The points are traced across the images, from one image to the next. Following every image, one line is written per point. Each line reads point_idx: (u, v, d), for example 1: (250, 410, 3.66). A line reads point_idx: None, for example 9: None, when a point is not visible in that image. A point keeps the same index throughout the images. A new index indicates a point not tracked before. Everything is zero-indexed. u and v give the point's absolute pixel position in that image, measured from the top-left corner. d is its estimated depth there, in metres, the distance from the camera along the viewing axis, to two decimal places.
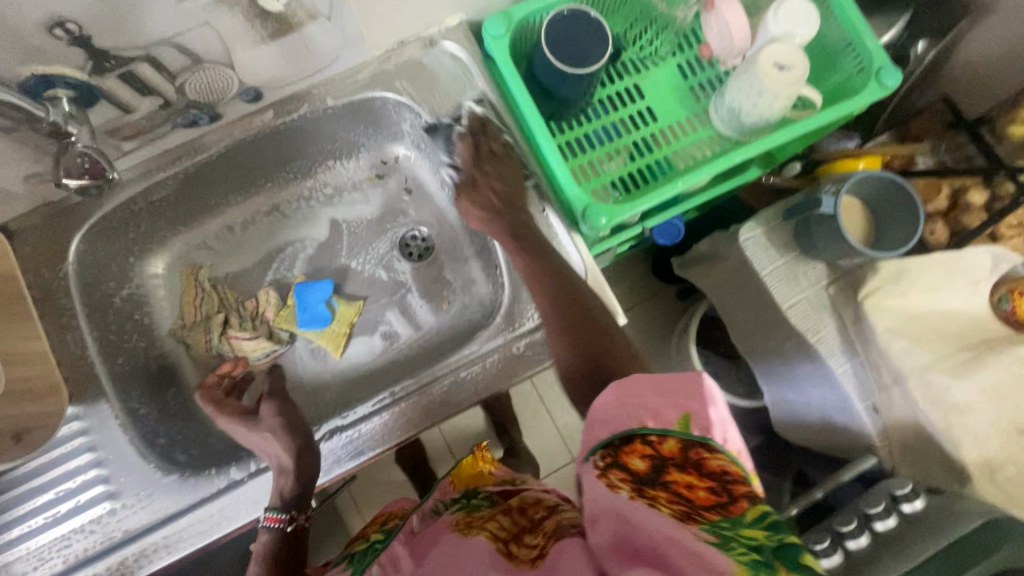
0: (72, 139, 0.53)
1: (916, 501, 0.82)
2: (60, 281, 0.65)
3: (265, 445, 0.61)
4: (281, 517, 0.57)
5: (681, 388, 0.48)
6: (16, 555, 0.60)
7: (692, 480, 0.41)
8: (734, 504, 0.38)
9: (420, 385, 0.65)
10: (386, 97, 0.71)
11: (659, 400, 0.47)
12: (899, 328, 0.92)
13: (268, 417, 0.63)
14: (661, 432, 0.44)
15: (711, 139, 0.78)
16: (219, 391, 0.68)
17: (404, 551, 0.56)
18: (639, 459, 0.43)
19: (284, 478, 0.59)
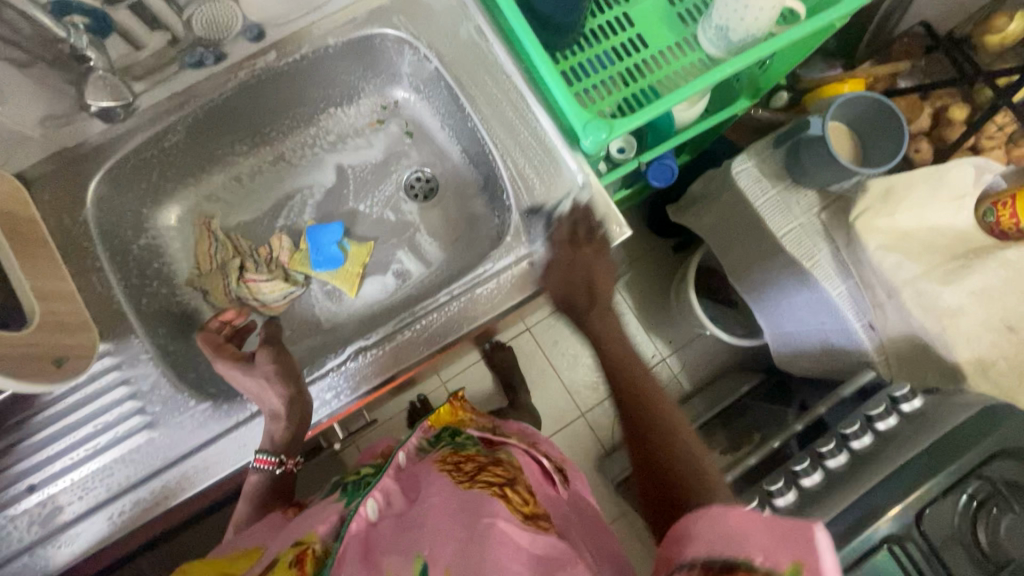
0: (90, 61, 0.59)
1: (916, 400, 0.82)
2: (80, 225, 0.67)
3: (264, 382, 0.62)
4: (272, 459, 0.60)
5: (791, 533, 0.38)
6: (60, 487, 0.62)
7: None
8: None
9: (438, 304, 0.68)
10: (386, 34, 0.73)
11: (767, 539, 0.38)
12: (889, 245, 0.95)
13: (263, 362, 0.64)
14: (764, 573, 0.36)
15: (700, 63, 0.81)
16: (219, 335, 0.68)
17: (396, 488, 0.58)
18: None
19: (279, 422, 0.62)
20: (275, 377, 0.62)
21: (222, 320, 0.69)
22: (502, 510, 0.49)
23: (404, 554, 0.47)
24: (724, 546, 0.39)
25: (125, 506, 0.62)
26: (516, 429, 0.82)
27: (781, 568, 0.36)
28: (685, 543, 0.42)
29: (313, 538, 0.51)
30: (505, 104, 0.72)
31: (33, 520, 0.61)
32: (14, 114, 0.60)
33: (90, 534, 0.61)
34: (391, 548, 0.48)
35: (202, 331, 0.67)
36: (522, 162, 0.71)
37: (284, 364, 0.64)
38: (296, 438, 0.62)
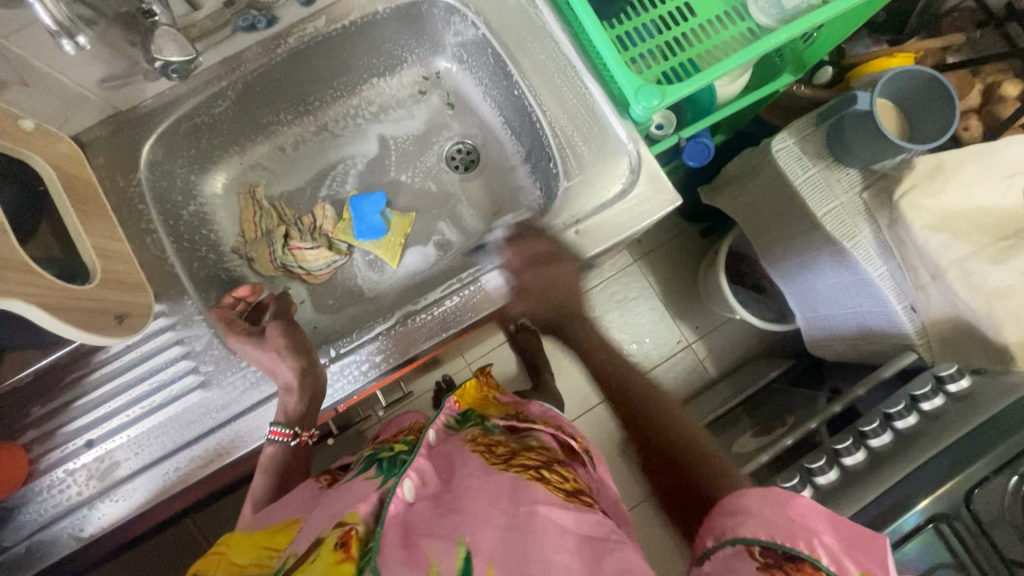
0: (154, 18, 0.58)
1: (963, 381, 0.77)
2: (134, 188, 0.67)
3: (276, 355, 0.62)
4: (287, 432, 0.60)
5: (861, 544, 0.43)
6: (117, 443, 0.63)
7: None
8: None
9: (485, 271, 0.68)
10: (434, 2, 0.72)
11: (833, 539, 0.43)
12: (936, 224, 0.92)
13: (274, 335, 0.64)
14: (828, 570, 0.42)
15: (749, 33, 0.79)
16: (233, 312, 0.68)
17: (429, 466, 0.55)
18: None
19: (290, 397, 0.62)
20: (287, 349, 0.62)
21: (235, 296, 0.70)
22: (541, 495, 0.50)
23: (449, 536, 0.44)
24: (790, 530, 0.44)
25: (179, 464, 0.63)
26: (542, 410, 0.80)
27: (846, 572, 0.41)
28: (744, 517, 0.47)
29: (355, 518, 0.45)
30: (554, 71, 0.71)
31: (91, 475, 0.63)
32: (77, 74, 0.61)
33: (146, 489, 0.63)
34: (433, 530, 0.45)
35: (215, 310, 0.67)
36: (569, 131, 0.70)
37: (294, 337, 0.65)
38: (307, 414, 0.62)
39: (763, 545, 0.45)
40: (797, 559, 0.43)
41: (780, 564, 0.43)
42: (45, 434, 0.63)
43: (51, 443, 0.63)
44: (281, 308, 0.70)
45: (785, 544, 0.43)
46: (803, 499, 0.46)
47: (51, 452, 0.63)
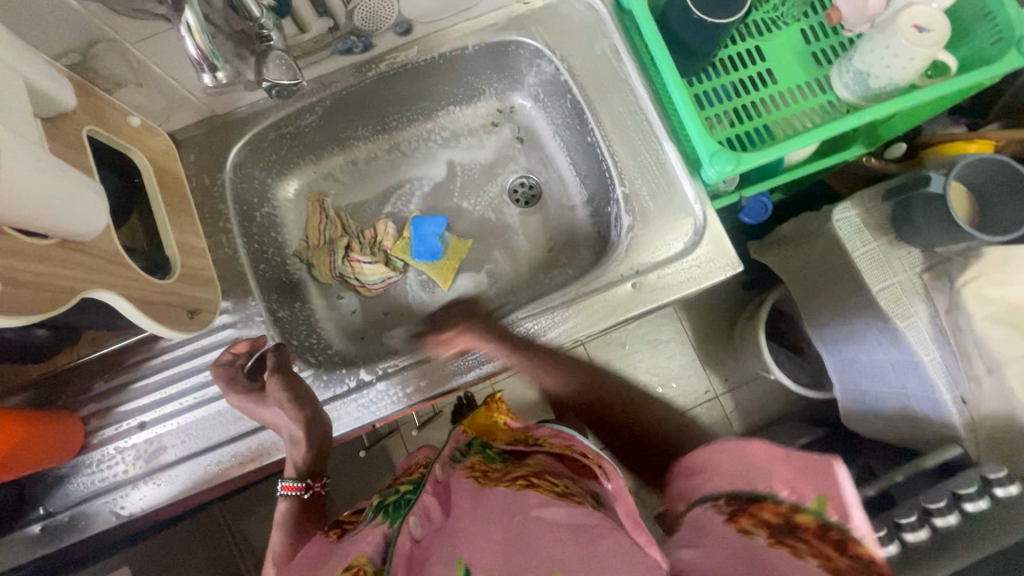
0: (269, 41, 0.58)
1: (1012, 486, 0.72)
2: (218, 187, 0.71)
3: (280, 411, 0.61)
4: (298, 485, 0.62)
5: (811, 470, 0.48)
6: (166, 429, 0.66)
7: (816, 547, 0.44)
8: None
9: (531, 314, 0.69)
10: (522, 43, 0.75)
11: (788, 470, 0.49)
12: (997, 316, 0.90)
13: (274, 390, 0.62)
14: (793, 503, 0.46)
15: (828, 104, 0.79)
16: (233, 368, 0.64)
17: (435, 502, 0.55)
18: (768, 513, 0.46)
19: (298, 448, 0.62)
20: (290, 402, 0.61)
21: (234, 352, 0.65)
22: None
23: (449, 556, 0.47)
24: (758, 477, 0.49)
25: (221, 458, 0.66)
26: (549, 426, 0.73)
27: (807, 499, 0.46)
28: (719, 485, 0.51)
29: (361, 560, 0.49)
30: (630, 124, 0.72)
31: (138, 456, 0.66)
32: (187, 80, 0.65)
33: (185, 478, 0.65)
34: (436, 557, 0.47)
35: (214, 364, 0.63)
36: (639, 183, 0.71)
37: (296, 388, 0.63)
38: (316, 463, 0.64)
39: (733, 501, 0.49)
40: (759, 499, 0.48)
41: (746, 512, 0.48)
42: (102, 411, 0.66)
43: (107, 420, 0.66)
44: (282, 361, 0.65)
45: (751, 490, 0.48)
46: (759, 444, 0.51)
47: (105, 428, 0.66)
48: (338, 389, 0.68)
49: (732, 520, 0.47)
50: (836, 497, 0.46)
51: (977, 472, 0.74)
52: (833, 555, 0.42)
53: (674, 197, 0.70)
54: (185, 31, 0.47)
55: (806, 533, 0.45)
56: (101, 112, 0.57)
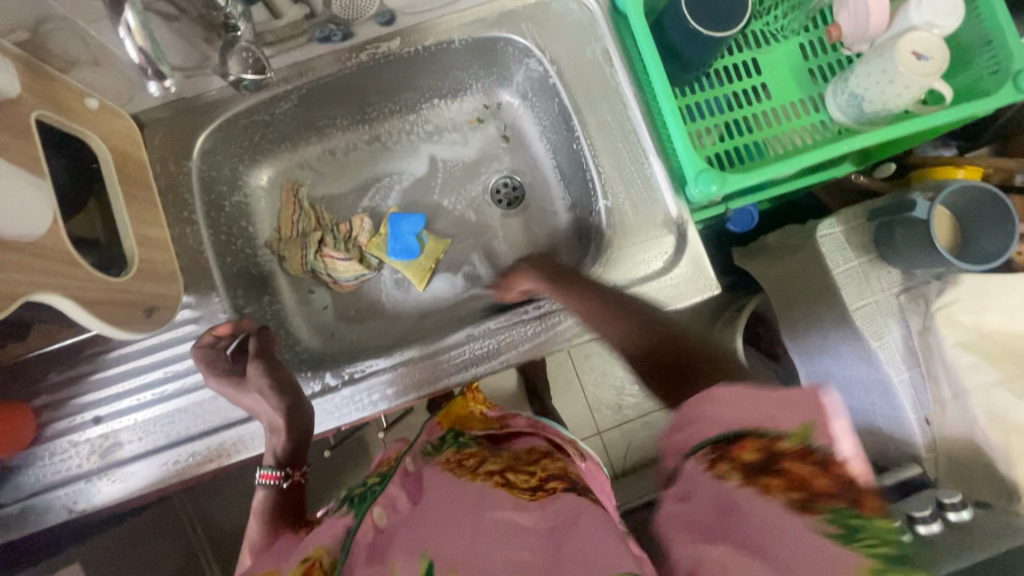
0: (237, 33, 0.55)
1: (965, 512, 0.74)
2: (184, 175, 0.68)
3: (260, 398, 0.60)
4: (277, 474, 0.59)
5: (801, 401, 0.44)
6: (124, 424, 0.64)
7: (798, 482, 0.40)
8: (857, 503, 0.38)
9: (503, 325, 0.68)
10: (511, 40, 0.71)
11: (773, 407, 0.44)
12: (969, 343, 0.88)
13: (255, 376, 0.61)
14: (776, 441, 0.42)
15: (820, 125, 0.78)
16: (214, 351, 0.63)
17: (403, 493, 0.57)
18: (749, 453, 0.43)
19: (277, 437, 0.61)
20: (270, 389, 0.60)
21: (216, 334, 0.64)
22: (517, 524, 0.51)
23: (411, 549, 0.46)
24: (752, 412, 0.44)
25: (180, 456, 0.64)
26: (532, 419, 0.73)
27: (793, 431, 0.42)
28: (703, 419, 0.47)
29: (320, 552, 0.48)
30: (617, 134, 0.70)
31: (93, 450, 0.64)
32: None
33: (142, 475, 0.64)
34: (398, 544, 0.48)
35: (196, 345, 0.62)
36: (622, 197, 0.69)
37: (278, 374, 0.62)
38: (296, 451, 0.61)
39: (714, 443, 0.45)
40: (743, 436, 0.44)
41: (727, 453, 0.44)
42: (56, 403, 0.64)
43: (62, 412, 0.64)
44: (263, 347, 0.65)
45: (728, 434, 0.44)
46: (745, 384, 0.47)
47: (59, 421, 0.64)
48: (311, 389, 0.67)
49: (712, 469, 0.44)
50: (827, 426, 0.42)
51: (934, 497, 0.75)
52: (816, 484, 0.40)
53: (652, 221, 0.69)
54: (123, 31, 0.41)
55: (791, 467, 0.41)
56: (55, 96, 0.53)
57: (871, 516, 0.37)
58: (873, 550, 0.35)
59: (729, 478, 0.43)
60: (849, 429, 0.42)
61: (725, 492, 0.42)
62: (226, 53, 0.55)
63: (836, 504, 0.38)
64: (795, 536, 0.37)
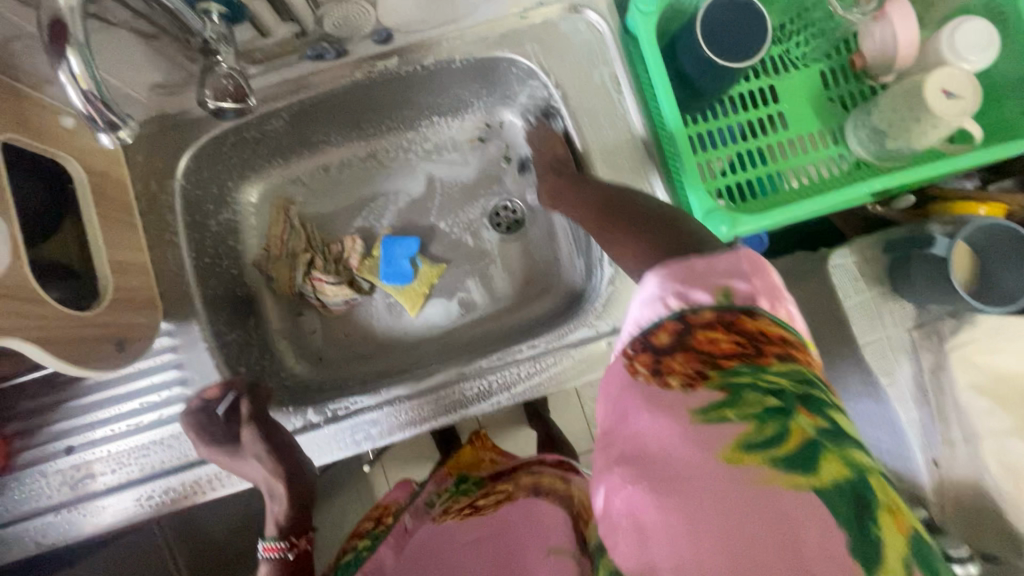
0: (218, 58, 0.52)
1: (973, 568, 0.71)
2: (166, 195, 0.65)
3: (257, 464, 0.57)
4: (279, 545, 0.55)
5: (715, 266, 0.40)
6: (96, 455, 0.62)
7: (708, 355, 0.36)
8: (761, 357, 0.35)
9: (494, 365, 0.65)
10: (514, 60, 0.68)
11: (690, 284, 0.39)
12: (982, 387, 0.77)
13: (251, 443, 0.58)
14: (694, 309, 0.38)
15: (838, 158, 0.74)
16: (205, 414, 0.60)
17: (392, 553, 0.55)
18: (665, 335, 0.38)
19: (277, 505, 0.57)
20: (257, 435, 0.59)
21: (204, 398, 0.60)
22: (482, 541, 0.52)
23: None
24: (665, 292, 0.39)
25: (155, 490, 0.62)
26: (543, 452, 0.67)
27: (709, 301, 0.38)
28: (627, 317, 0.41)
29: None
30: (624, 166, 0.66)
31: (65, 482, 0.61)
32: (131, 79, 0.58)
33: (115, 509, 0.61)
34: None
35: (186, 413, 0.59)
36: None
37: (270, 426, 0.60)
38: (299, 517, 0.57)
39: (634, 339, 0.39)
40: (659, 325, 0.38)
41: (641, 347, 0.38)
42: (28, 430, 0.62)
43: (34, 440, 0.62)
44: (257, 408, 0.60)
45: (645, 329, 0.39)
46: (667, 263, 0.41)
47: (30, 449, 0.62)
48: (294, 425, 0.65)
49: (627, 364, 0.38)
50: (745, 285, 0.39)
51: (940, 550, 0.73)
52: (719, 363, 0.35)
53: None
54: (65, 77, 0.38)
55: (705, 341, 0.36)
56: (26, 118, 0.50)
57: (795, 378, 0.34)
58: (758, 429, 0.31)
59: (638, 373, 0.37)
60: (769, 292, 0.39)
61: (626, 391, 0.36)
62: (205, 79, 0.52)
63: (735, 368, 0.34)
64: (682, 437, 0.32)
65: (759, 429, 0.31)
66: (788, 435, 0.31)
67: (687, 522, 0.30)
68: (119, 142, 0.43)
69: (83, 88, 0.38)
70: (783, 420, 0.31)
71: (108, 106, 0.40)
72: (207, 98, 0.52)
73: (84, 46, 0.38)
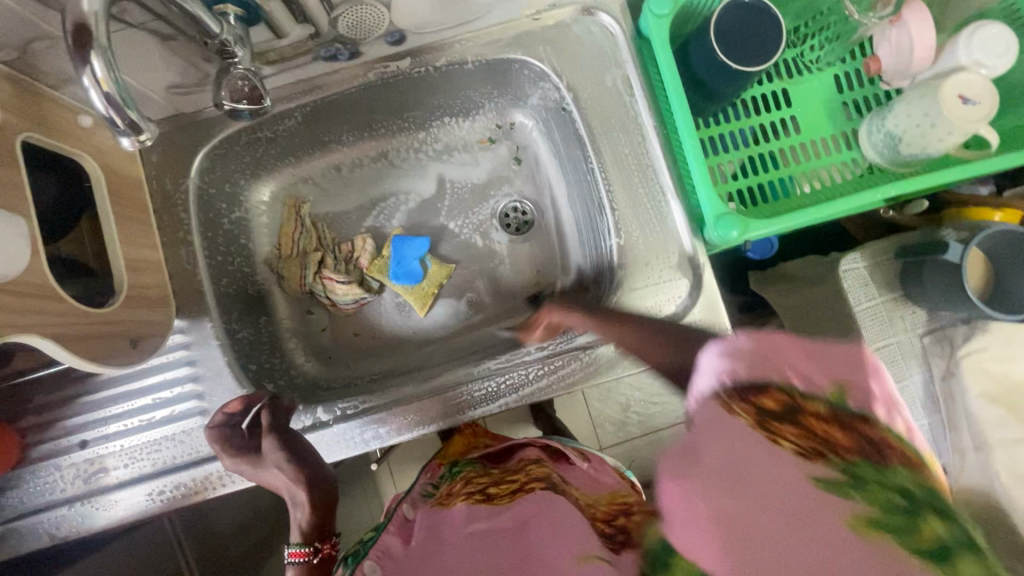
0: (234, 60, 0.52)
1: None
2: (180, 194, 0.65)
3: (278, 472, 0.59)
4: (305, 550, 0.59)
5: (841, 363, 0.39)
6: (109, 450, 0.62)
7: (818, 431, 0.34)
8: (883, 456, 0.32)
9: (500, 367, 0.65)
10: (526, 62, 0.68)
11: (810, 365, 0.39)
12: (994, 395, 0.77)
13: (271, 452, 0.59)
14: (807, 391, 0.37)
15: (851, 163, 0.73)
16: (229, 428, 0.61)
17: (397, 540, 0.53)
18: (770, 400, 0.37)
19: (299, 511, 0.60)
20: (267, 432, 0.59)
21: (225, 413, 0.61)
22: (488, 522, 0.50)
23: None
24: (767, 362, 0.40)
25: (166, 485, 0.62)
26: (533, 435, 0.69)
27: (824, 387, 0.37)
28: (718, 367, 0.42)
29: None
30: (634, 169, 0.66)
31: (78, 475, 0.62)
32: (147, 79, 0.59)
33: (127, 503, 0.62)
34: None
35: (209, 428, 0.60)
36: (635, 235, 0.65)
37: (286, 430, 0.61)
38: (322, 526, 0.61)
39: (731, 389, 0.40)
40: (764, 387, 0.38)
41: (743, 398, 0.38)
42: (42, 424, 0.63)
43: (48, 435, 0.63)
44: (277, 421, 0.61)
45: (746, 382, 0.39)
46: (771, 334, 0.42)
47: (45, 443, 0.63)
48: (306, 422, 0.66)
49: (722, 404, 0.38)
50: (863, 388, 0.37)
51: None
52: (832, 438, 0.33)
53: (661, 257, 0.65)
54: (88, 81, 0.39)
55: (815, 417, 0.35)
56: (45, 117, 0.51)
57: (924, 483, 0.30)
58: (886, 506, 0.28)
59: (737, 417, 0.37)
60: (887, 400, 0.36)
61: (724, 424, 0.36)
62: (221, 80, 0.52)
63: (852, 454, 0.32)
64: (790, 479, 0.31)
65: (878, 518, 0.28)
66: (917, 532, 0.27)
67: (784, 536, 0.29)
68: (138, 146, 0.44)
69: (105, 91, 0.39)
70: (908, 514, 0.28)
71: (129, 109, 0.41)
72: (223, 100, 0.52)
73: (107, 51, 0.39)
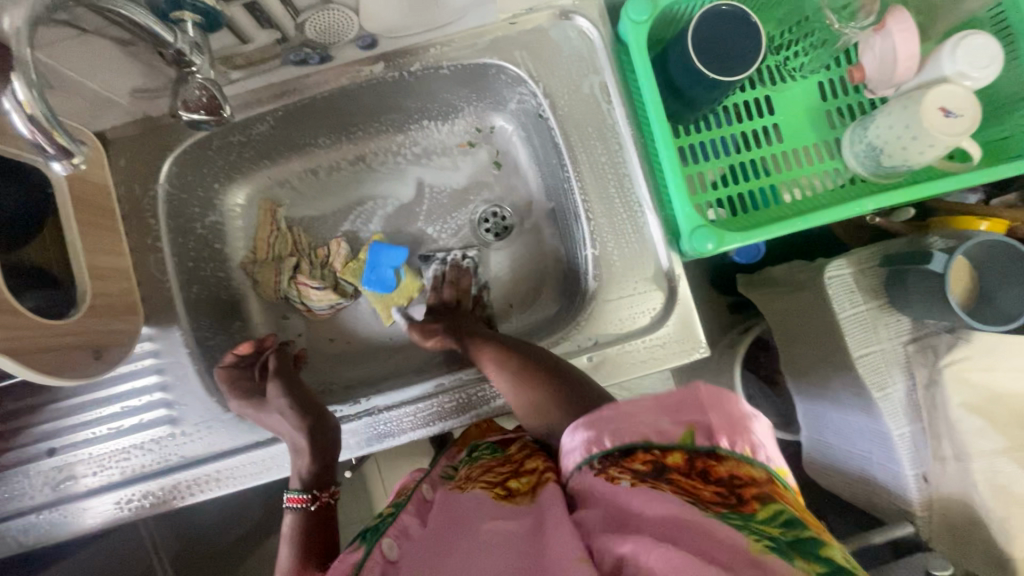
0: (193, 68, 0.52)
1: None
2: (149, 200, 0.65)
3: (282, 418, 0.61)
4: (304, 497, 0.58)
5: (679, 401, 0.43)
6: (78, 457, 0.62)
7: (693, 489, 0.38)
8: (744, 506, 0.36)
9: (467, 380, 0.65)
10: (503, 67, 0.66)
11: (657, 415, 0.42)
12: (976, 405, 0.73)
13: (275, 397, 0.62)
14: (663, 443, 0.41)
15: (833, 172, 0.72)
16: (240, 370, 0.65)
17: (416, 518, 0.50)
18: (639, 464, 0.41)
19: (302, 458, 0.59)
20: None
21: (238, 354, 0.66)
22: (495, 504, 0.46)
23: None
24: (609, 432, 0.43)
25: (135, 493, 0.62)
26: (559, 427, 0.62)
27: (676, 435, 0.41)
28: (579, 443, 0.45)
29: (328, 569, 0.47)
30: (610, 178, 0.65)
31: (47, 483, 0.62)
32: (111, 83, 0.58)
33: (96, 511, 0.62)
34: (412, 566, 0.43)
35: (221, 367, 0.64)
36: (611, 246, 0.64)
37: (296, 394, 0.63)
38: (324, 472, 0.60)
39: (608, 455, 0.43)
40: (631, 449, 0.42)
41: (617, 463, 0.42)
42: (11, 431, 0.63)
43: (17, 442, 0.63)
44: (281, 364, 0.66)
45: (618, 446, 0.42)
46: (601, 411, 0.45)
47: (14, 451, 0.62)
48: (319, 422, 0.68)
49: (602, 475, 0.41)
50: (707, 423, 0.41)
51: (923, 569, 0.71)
52: (702, 492, 0.37)
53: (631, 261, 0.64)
54: (9, 104, 0.37)
55: (681, 476, 0.39)
56: None
57: (784, 512, 0.35)
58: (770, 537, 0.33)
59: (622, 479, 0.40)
60: (729, 426, 0.40)
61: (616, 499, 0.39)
62: (179, 89, 0.52)
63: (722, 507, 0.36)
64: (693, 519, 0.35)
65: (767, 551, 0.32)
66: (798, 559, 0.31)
67: (722, 573, 0.31)
68: (71, 167, 0.43)
69: (29, 114, 0.38)
70: (788, 557, 0.31)
71: (57, 132, 0.40)
72: (180, 110, 0.52)
73: (31, 72, 0.38)
